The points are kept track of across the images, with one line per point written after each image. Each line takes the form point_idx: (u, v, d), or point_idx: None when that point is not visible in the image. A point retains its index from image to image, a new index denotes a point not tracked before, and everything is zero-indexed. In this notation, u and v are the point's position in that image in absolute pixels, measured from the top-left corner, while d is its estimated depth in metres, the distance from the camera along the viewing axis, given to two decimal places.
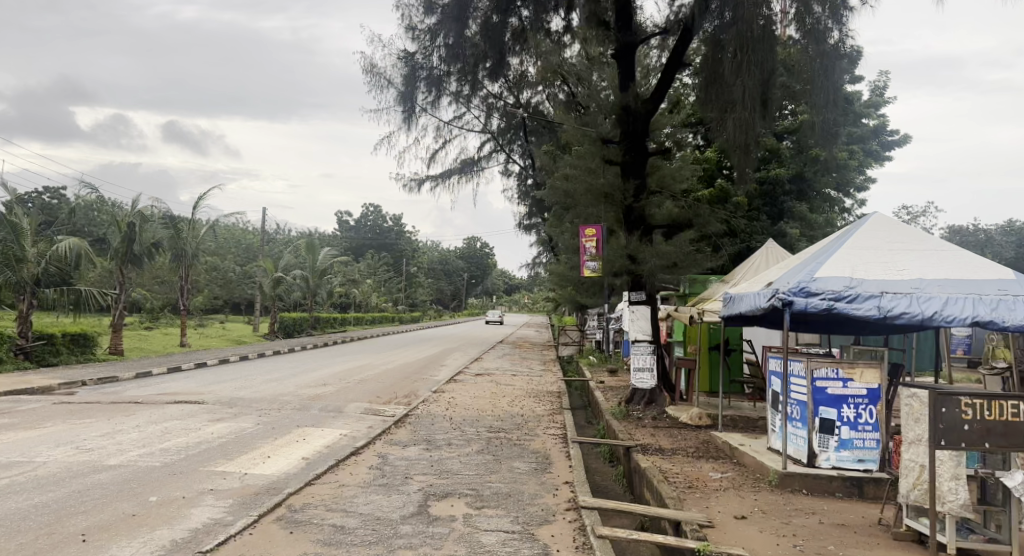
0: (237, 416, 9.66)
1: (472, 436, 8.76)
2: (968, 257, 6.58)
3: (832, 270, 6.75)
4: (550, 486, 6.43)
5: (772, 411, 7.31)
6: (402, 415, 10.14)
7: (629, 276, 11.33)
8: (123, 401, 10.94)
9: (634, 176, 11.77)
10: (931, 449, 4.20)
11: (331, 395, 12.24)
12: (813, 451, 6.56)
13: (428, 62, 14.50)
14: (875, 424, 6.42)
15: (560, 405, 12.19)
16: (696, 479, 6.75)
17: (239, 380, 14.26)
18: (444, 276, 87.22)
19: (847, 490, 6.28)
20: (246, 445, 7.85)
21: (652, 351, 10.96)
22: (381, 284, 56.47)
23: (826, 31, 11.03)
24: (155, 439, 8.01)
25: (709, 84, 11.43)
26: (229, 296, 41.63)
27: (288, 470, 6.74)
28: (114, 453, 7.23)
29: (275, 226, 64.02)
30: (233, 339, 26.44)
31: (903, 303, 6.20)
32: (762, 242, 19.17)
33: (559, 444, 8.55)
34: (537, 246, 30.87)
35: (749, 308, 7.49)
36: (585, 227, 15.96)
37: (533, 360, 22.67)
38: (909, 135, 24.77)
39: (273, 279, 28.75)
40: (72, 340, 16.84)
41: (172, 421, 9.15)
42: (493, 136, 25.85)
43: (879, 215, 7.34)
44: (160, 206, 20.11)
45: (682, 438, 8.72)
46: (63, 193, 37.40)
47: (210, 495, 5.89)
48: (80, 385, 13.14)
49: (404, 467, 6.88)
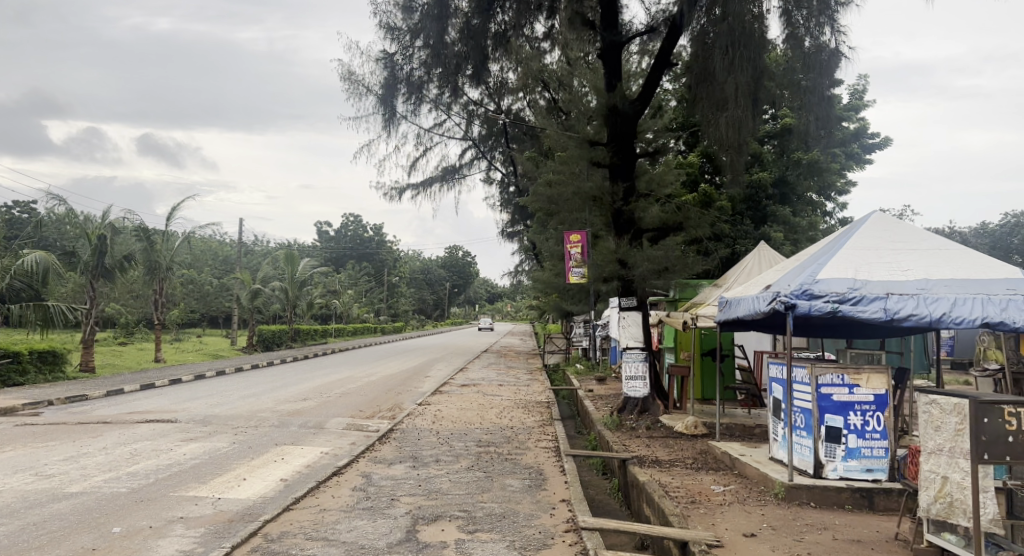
0: (212, 436, 9.18)
1: (460, 451, 8.36)
2: (972, 257, 6.36)
3: (835, 271, 6.46)
4: (546, 505, 6.06)
5: (774, 419, 7.02)
6: (386, 429, 9.74)
7: (620, 282, 11.02)
8: (91, 421, 10.39)
9: (623, 179, 11.59)
10: (974, 464, 3.93)
11: (312, 410, 11.77)
12: (820, 461, 6.26)
13: (407, 64, 14.19)
14: (883, 432, 6.16)
15: (549, 416, 11.83)
16: (700, 493, 6.40)
17: (215, 396, 13.76)
18: (426, 285, 86.60)
19: (856, 502, 5.96)
20: (220, 466, 7.39)
21: (643, 358, 10.66)
22: (362, 294, 55.71)
23: (818, 32, 10.86)
24: (122, 463, 7.52)
25: (699, 82, 11.10)
26: (206, 310, 40.75)
27: (265, 494, 6.31)
28: (76, 480, 6.73)
29: (252, 238, 63.25)
30: (209, 354, 25.71)
31: (910, 305, 5.93)
32: (747, 247, 18.93)
33: (552, 458, 8.19)
34: (520, 253, 30.64)
35: (747, 313, 7.18)
36: (570, 233, 15.69)
37: (520, 369, 22.32)
38: (889, 138, 24.77)
39: (250, 292, 28.07)
40: (40, 357, 16.15)
41: (142, 442, 8.65)
42: (474, 142, 25.60)
43: (879, 214, 7.11)
44: (132, 218, 19.53)
45: (679, 449, 8.39)
46: (32, 205, 36.39)
47: (181, 524, 5.46)
48: (46, 404, 12.53)
49: (390, 488, 6.48)
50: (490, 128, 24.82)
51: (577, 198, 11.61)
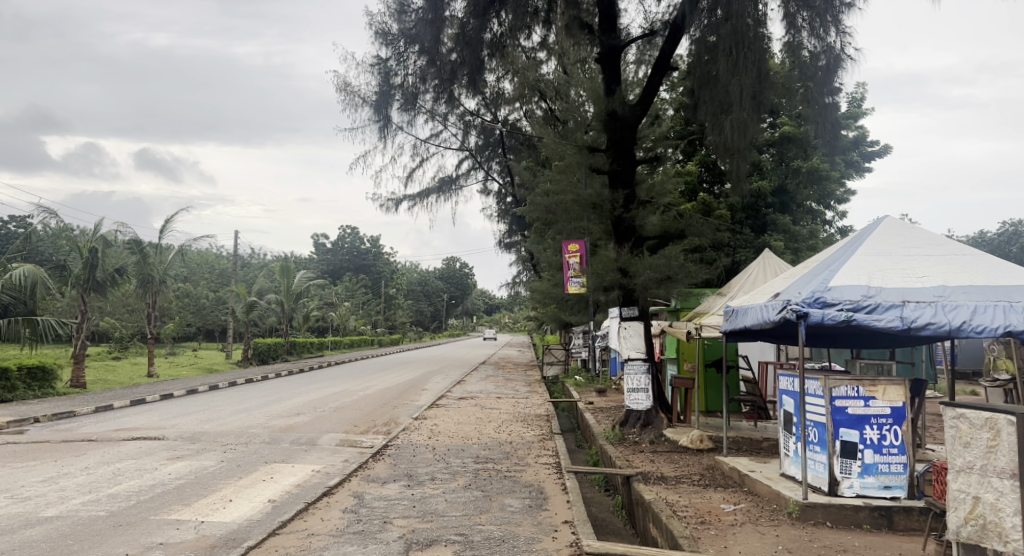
0: (200, 454, 8.84)
1: (457, 468, 8.04)
2: (989, 261, 6.12)
3: (848, 277, 6.18)
4: (548, 527, 5.75)
5: (785, 434, 6.71)
6: (380, 446, 9.42)
7: (620, 291, 10.69)
8: (75, 439, 10.01)
9: (623, 185, 11.14)
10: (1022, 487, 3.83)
11: (305, 425, 11.43)
12: (835, 478, 5.95)
13: (401, 69, 13.88)
14: (901, 447, 5.88)
15: (549, 430, 11.49)
16: (709, 513, 6.07)
17: (207, 412, 13.36)
18: (424, 296, 86.15)
19: (875, 521, 5.64)
20: (205, 487, 7.04)
21: (646, 370, 10.33)
22: (359, 306, 55.40)
23: (823, 32, 10.55)
24: (103, 484, 7.17)
25: (703, 85, 10.82)
26: (201, 324, 40.34)
27: (251, 517, 5.98)
28: (53, 503, 6.39)
29: (249, 252, 62.96)
30: (203, 368, 25.25)
31: (927, 313, 5.66)
32: (747, 256, 18.65)
33: (552, 475, 7.87)
34: (517, 264, 30.41)
35: (755, 323, 6.88)
36: (568, 242, 15.50)
37: (518, 381, 21.91)
38: (889, 147, 24.55)
39: (245, 304, 27.66)
40: (29, 374, 15.76)
41: (125, 461, 8.30)
42: (471, 152, 25.39)
43: (890, 219, 6.88)
44: (123, 231, 19.19)
45: (685, 465, 8.06)
46: (26, 220, 36.05)
47: (160, 551, 5.13)
48: (32, 422, 12.15)
49: (382, 510, 6.15)
50: (487, 138, 24.62)
51: (576, 205, 11.53)
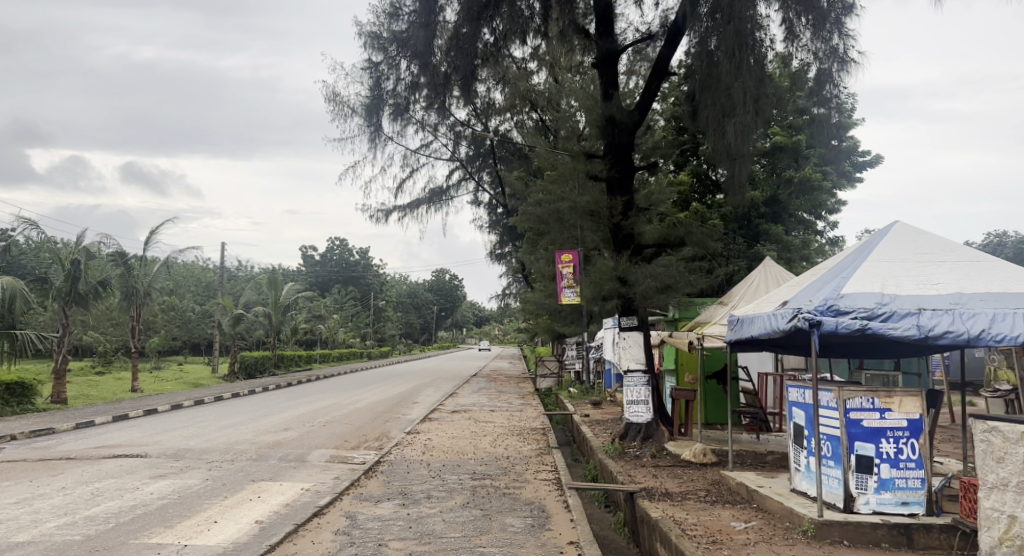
0: (184, 472, 8.45)
1: (454, 485, 7.71)
2: (1003, 268, 5.93)
3: (861, 284, 5.95)
4: (552, 548, 5.45)
5: (796, 447, 6.47)
6: (373, 462, 9.09)
7: (619, 300, 10.42)
8: (53, 457, 9.60)
9: (620, 193, 11.21)
10: None
11: (293, 441, 11.04)
12: (850, 494, 5.70)
13: (393, 75, 13.37)
14: (918, 461, 5.63)
15: (546, 444, 11.17)
16: (720, 531, 5.80)
17: (192, 428, 12.92)
18: (414, 309, 85.71)
19: (894, 540, 5.38)
20: (189, 508, 6.69)
21: (645, 382, 10.11)
22: (347, 319, 54.92)
23: (827, 37, 10.23)
24: (80, 505, 6.80)
25: (704, 90, 10.58)
26: (187, 337, 39.70)
27: (237, 539, 5.65)
28: (26, 526, 6.02)
29: (237, 265, 62.32)
30: (189, 383, 24.67)
31: (945, 322, 5.43)
32: (740, 266, 18.52)
33: (553, 492, 7.56)
34: (508, 277, 30.18)
35: (762, 333, 6.64)
36: (561, 252, 15.21)
37: (511, 394, 21.54)
38: (880, 156, 24.56)
39: (232, 317, 27.10)
40: (7, 390, 15.26)
41: (105, 480, 7.93)
42: (461, 163, 25.16)
43: (900, 225, 6.69)
44: (107, 242, 18.71)
45: (689, 480, 7.78)
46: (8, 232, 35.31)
47: None
48: (8, 440, 11.68)
49: (377, 531, 5.83)
50: (478, 148, 24.43)
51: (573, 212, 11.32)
